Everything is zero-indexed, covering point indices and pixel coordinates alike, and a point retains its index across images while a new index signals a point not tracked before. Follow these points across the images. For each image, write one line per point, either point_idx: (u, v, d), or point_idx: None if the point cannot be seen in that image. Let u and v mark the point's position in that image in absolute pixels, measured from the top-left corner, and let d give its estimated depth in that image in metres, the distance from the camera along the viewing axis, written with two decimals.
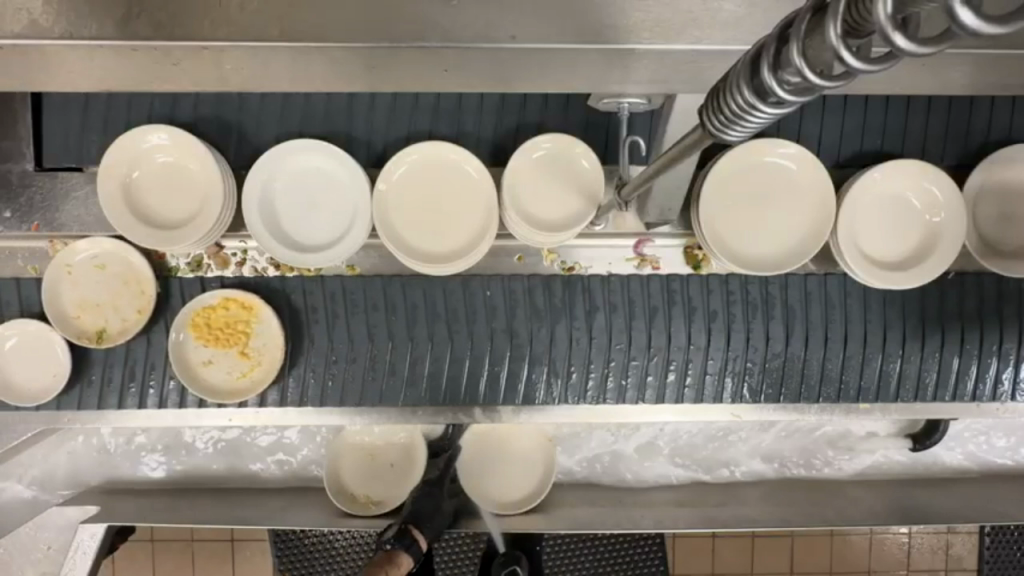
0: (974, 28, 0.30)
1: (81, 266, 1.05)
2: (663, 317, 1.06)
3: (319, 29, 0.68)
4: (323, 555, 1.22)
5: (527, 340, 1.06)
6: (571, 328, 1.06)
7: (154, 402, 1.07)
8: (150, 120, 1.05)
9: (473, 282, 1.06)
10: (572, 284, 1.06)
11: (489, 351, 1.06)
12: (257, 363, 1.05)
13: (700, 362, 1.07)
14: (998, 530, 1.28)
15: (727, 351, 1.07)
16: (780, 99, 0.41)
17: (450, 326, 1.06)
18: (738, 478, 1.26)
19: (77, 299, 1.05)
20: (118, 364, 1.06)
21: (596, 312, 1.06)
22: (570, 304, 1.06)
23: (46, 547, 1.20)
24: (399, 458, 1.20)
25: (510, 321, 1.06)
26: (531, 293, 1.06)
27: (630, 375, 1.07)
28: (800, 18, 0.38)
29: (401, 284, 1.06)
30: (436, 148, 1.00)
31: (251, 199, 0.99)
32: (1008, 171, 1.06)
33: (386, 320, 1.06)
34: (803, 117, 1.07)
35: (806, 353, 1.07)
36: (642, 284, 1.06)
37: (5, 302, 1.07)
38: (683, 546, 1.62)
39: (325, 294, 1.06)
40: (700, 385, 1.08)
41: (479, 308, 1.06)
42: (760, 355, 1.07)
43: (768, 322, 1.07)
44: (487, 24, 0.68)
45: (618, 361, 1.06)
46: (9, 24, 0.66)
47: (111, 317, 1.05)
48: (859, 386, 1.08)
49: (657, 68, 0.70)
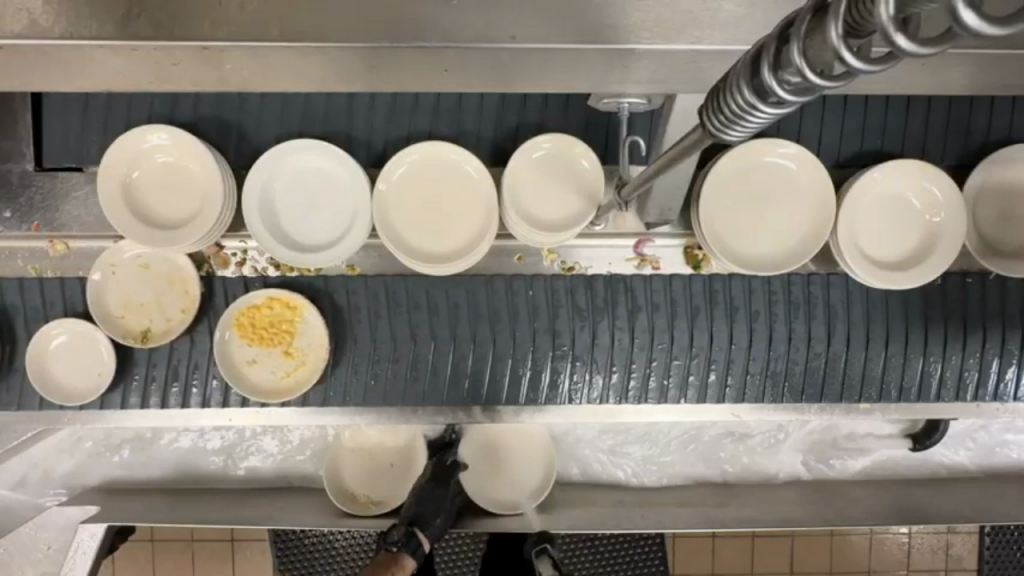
0: (976, 28, 0.30)
1: (127, 266, 1.06)
2: (705, 318, 1.06)
3: (319, 29, 0.67)
4: (322, 555, 1.22)
5: (569, 339, 1.06)
6: (613, 328, 1.06)
7: (197, 402, 1.07)
8: (150, 119, 1.05)
9: (516, 282, 1.06)
10: (614, 283, 1.06)
11: (532, 351, 1.06)
12: (304, 363, 1.04)
13: (742, 362, 1.07)
14: (998, 530, 1.28)
15: (770, 351, 1.07)
16: (780, 99, 0.41)
17: (492, 325, 1.06)
18: (741, 479, 1.26)
19: (122, 299, 1.06)
20: (163, 362, 1.06)
21: (638, 312, 1.06)
22: (612, 303, 1.06)
23: (46, 547, 1.20)
24: (398, 457, 1.20)
25: (553, 320, 1.06)
26: (574, 293, 1.06)
27: (672, 375, 1.07)
28: (801, 18, 0.38)
29: (445, 285, 1.06)
30: (436, 149, 1.00)
31: (251, 199, 0.99)
32: (1008, 171, 1.06)
33: (428, 320, 1.06)
34: (803, 117, 1.07)
35: (849, 353, 1.08)
36: (685, 284, 1.06)
37: (47, 302, 1.06)
38: (683, 546, 1.62)
39: (368, 294, 1.06)
40: (744, 385, 1.08)
41: (522, 308, 1.06)
42: (803, 355, 1.07)
43: (811, 322, 1.07)
44: (487, 25, 0.68)
45: (660, 361, 1.07)
46: (9, 24, 0.66)
47: (156, 317, 1.06)
48: (900, 385, 1.09)
49: (657, 68, 0.70)
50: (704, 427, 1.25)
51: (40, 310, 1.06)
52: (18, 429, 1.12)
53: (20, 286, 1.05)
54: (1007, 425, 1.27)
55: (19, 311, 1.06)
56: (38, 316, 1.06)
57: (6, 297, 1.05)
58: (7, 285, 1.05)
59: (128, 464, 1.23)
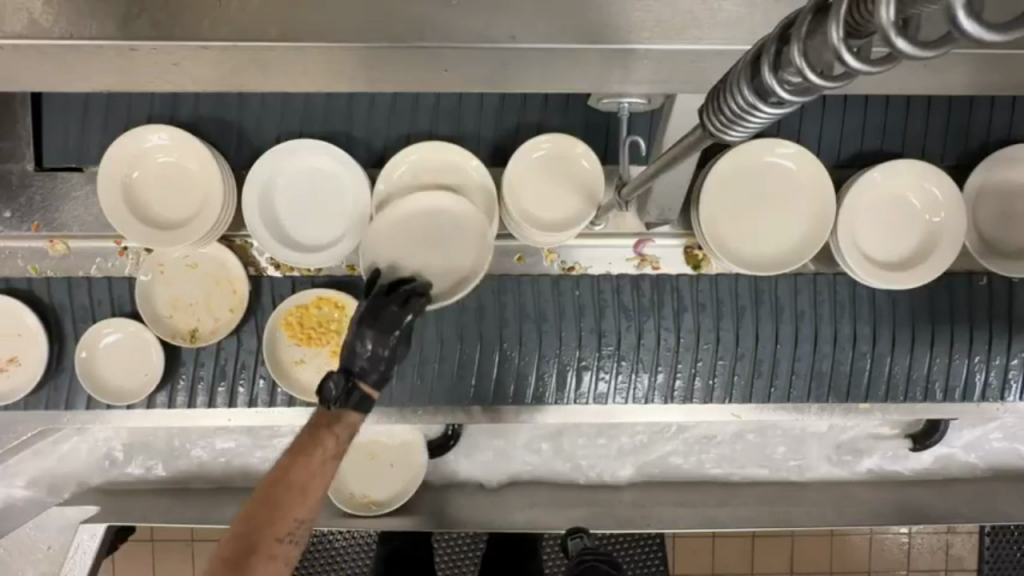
0: (974, 35, 0.30)
1: (174, 266, 1.06)
2: (751, 317, 1.08)
3: (319, 28, 0.67)
4: (318, 556, 1.19)
5: (615, 339, 1.07)
6: (660, 328, 1.07)
7: (244, 401, 1.09)
8: (150, 119, 1.05)
9: (563, 281, 1.07)
10: (661, 284, 1.08)
11: (579, 351, 1.07)
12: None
13: (787, 363, 1.08)
14: (998, 530, 1.28)
15: (815, 351, 1.08)
16: (781, 99, 0.41)
17: (539, 325, 1.07)
18: (742, 478, 1.26)
19: (171, 299, 1.06)
20: (210, 363, 1.08)
21: (684, 312, 1.08)
22: (658, 304, 1.08)
23: (46, 547, 1.19)
24: (398, 456, 1.19)
25: (599, 320, 1.07)
26: (620, 293, 1.08)
27: (718, 375, 1.09)
28: (802, 19, 0.38)
29: (495, 285, 1.07)
30: (435, 148, 1.00)
31: (250, 199, 0.98)
32: (1009, 171, 1.06)
33: (476, 320, 1.07)
34: (803, 117, 1.07)
35: (893, 357, 1.09)
36: (730, 283, 1.07)
37: (94, 302, 1.07)
38: (684, 546, 1.62)
39: None
40: (791, 385, 1.09)
41: (570, 308, 1.07)
42: (848, 356, 1.09)
43: (856, 322, 1.08)
44: (487, 25, 0.68)
45: (705, 361, 1.08)
46: (11, 24, 0.66)
47: (204, 317, 1.06)
48: (945, 385, 1.10)
49: (657, 69, 0.70)
50: (707, 427, 1.25)
51: (87, 310, 1.07)
52: (18, 428, 1.11)
53: (69, 285, 1.07)
54: (1008, 427, 1.27)
55: (67, 311, 1.07)
56: (86, 316, 1.07)
57: (54, 297, 1.07)
58: (55, 284, 1.06)
59: (132, 464, 1.23)
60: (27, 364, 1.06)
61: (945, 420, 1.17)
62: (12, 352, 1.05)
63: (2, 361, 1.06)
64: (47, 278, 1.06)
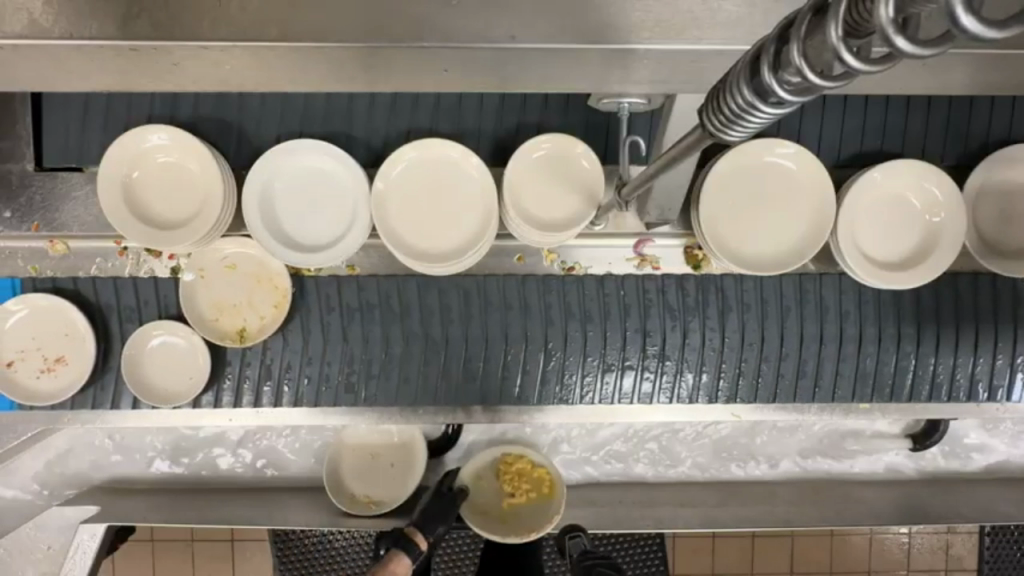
0: (973, 31, 0.30)
1: (214, 270, 1.07)
2: (796, 317, 1.08)
3: (319, 28, 0.67)
4: (321, 556, 1.21)
5: (660, 339, 1.07)
6: (705, 328, 1.07)
7: (289, 400, 1.08)
8: (150, 119, 1.05)
9: (608, 281, 1.07)
10: (706, 284, 1.07)
11: (623, 351, 1.07)
12: (513, 505, 1.17)
13: (832, 363, 1.08)
14: (998, 530, 1.28)
15: (860, 351, 1.08)
16: (780, 99, 0.41)
17: (584, 326, 1.07)
18: (743, 478, 1.26)
19: (214, 302, 1.07)
20: (257, 362, 1.08)
21: (730, 313, 1.07)
22: (703, 303, 1.07)
23: (46, 547, 1.19)
24: (399, 457, 1.20)
25: (644, 321, 1.07)
26: (665, 293, 1.07)
27: (763, 375, 1.08)
28: (801, 19, 0.38)
29: (540, 284, 1.07)
30: (432, 147, 1.00)
31: (250, 198, 0.98)
32: (1010, 171, 1.06)
33: (522, 321, 1.07)
34: (803, 116, 1.07)
35: (937, 358, 1.09)
36: (775, 284, 1.07)
37: (141, 302, 1.07)
38: (684, 546, 1.62)
39: (459, 294, 1.06)
40: (836, 385, 1.09)
41: (615, 308, 1.07)
42: (893, 355, 1.09)
43: (900, 322, 1.08)
44: (487, 25, 0.68)
45: (750, 361, 1.08)
46: (10, 24, 0.66)
47: (249, 316, 1.06)
48: (989, 385, 1.10)
49: (657, 68, 0.70)
50: (708, 427, 1.25)
51: (135, 310, 1.07)
52: (18, 428, 1.12)
53: (115, 286, 1.06)
54: (1009, 429, 1.27)
55: (114, 311, 1.07)
56: (134, 317, 1.07)
57: (101, 297, 1.06)
58: (101, 284, 1.06)
59: (133, 463, 1.23)
60: (76, 363, 1.05)
61: (945, 420, 1.17)
62: (60, 352, 1.05)
63: (50, 361, 1.06)
64: (94, 279, 1.06)
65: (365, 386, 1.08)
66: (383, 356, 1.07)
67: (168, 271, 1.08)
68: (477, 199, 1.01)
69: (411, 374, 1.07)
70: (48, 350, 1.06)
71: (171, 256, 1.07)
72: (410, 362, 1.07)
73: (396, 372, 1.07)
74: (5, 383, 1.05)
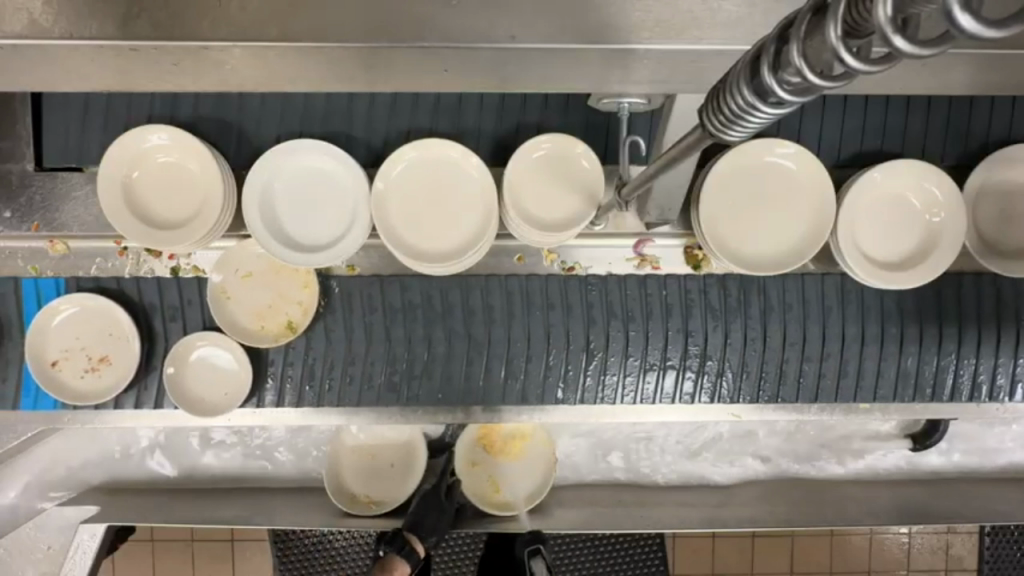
0: (972, 31, 0.30)
1: (233, 284, 1.07)
2: (838, 317, 1.08)
3: (318, 28, 0.67)
4: (321, 556, 1.21)
5: (701, 339, 1.07)
6: (746, 328, 1.07)
7: (332, 400, 1.08)
8: (150, 119, 1.05)
9: (650, 282, 1.07)
10: (748, 283, 1.07)
11: (665, 351, 1.07)
12: (518, 485, 1.20)
13: (874, 364, 1.09)
14: (998, 530, 1.28)
15: (901, 352, 1.09)
16: (780, 99, 0.41)
17: (627, 326, 1.07)
18: (743, 478, 1.26)
19: (250, 313, 1.07)
20: (299, 362, 1.07)
21: (771, 312, 1.07)
22: (745, 303, 1.07)
23: (46, 547, 1.18)
24: (399, 458, 1.20)
25: (686, 321, 1.07)
26: (706, 293, 1.07)
27: (805, 375, 1.08)
28: (801, 19, 0.38)
29: (582, 283, 1.07)
30: (431, 147, 1.00)
31: (250, 198, 0.98)
32: (1010, 171, 1.06)
33: (565, 320, 1.07)
34: (803, 116, 1.07)
35: (979, 359, 1.09)
36: (817, 282, 1.08)
37: (185, 301, 1.07)
38: (684, 547, 1.62)
39: (503, 293, 1.07)
40: (878, 385, 1.09)
41: (657, 308, 1.07)
42: (935, 356, 1.09)
43: (941, 322, 1.09)
44: (487, 25, 0.68)
45: (792, 361, 1.08)
46: (10, 24, 0.66)
47: (290, 308, 1.07)
48: None
49: (657, 68, 0.70)
50: (711, 427, 1.25)
51: (179, 309, 1.07)
52: (17, 428, 1.11)
53: (158, 286, 1.07)
54: (1008, 429, 1.27)
55: (157, 310, 1.07)
56: (178, 316, 1.07)
57: (145, 297, 1.06)
58: (146, 284, 1.06)
59: (133, 463, 1.23)
60: (120, 363, 1.05)
61: (946, 420, 1.17)
62: (104, 352, 1.05)
63: (95, 361, 1.06)
64: (138, 279, 1.06)
65: (408, 386, 1.07)
66: (426, 356, 1.07)
67: (168, 271, 1.08)
68: (476, 199, 1.01)
69: (455, 375, 1.07)
70: (92, 350, 1.06)
71: (171, 256, 1.07)
72: (453, 362, 1.07)
73: (438, 372, 1.07)
74: (51, 383, 1.04)
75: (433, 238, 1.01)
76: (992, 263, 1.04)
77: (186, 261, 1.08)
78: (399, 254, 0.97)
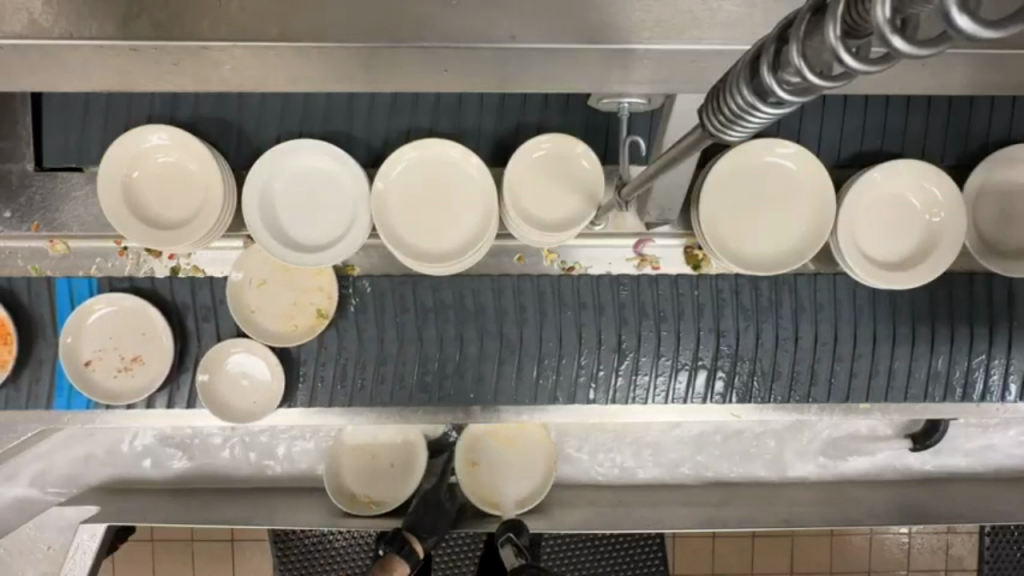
0: (969, 31, 0.30)
1: (252, 296, 1.06)
2: (869, 316, 1.08)
3: (319, 29, 0.67)
4: (323, 556, 1.21)
5: (733, 339, 1.07)
6: (778, 328, 1.07)
7: (363, 399, 1.08)
8: (150, 119, 1.05)
9: (681, 282, 1.07)
10: (780, 284, 1.07)
11: (696, 350, 1.07)
12: (518, 484, 1.20)
13: (905, 364, 1.09)
14: (998, 530, 1.28)
15: (932, 352, 1.09)
16: (779, 99, 0.41)
17: (659, 326, 1.06)
18: (744, 478, 1.26)
19: (278, 317, 1.06)
20: (331, 363, 1.07)
21: (804, 312, 1.07)
22: (777, 303, 1.07)
23: (46, 547, 1.18)
24: (399, 458, 1.20)
25: (717, 320, 1.07)
26: (738, 293, 1.07)
27: (837, 375, 1.08)
28: (800, 18, 0.38)
29: (613, 284, 1.06)
30: (431, 147, 1.00)
31: (249, 198, 0.98)
32: (1010, 171, 1.06)
33: (597, 320, 1.06)
34: (803, 116, 1.07)
35: (1009, 358, 1.09)
36: (848, 283, 1.08)
37: (218, 302, 1.07)
38: (684, 547, 1.62)
39: (535, 292, 1.07)
40: (908, 385, 1.09)
41: (688, 307, 1.07)
42: (967, 355, 1.09)
43: (972, 322, 1.09)
44: (488, 25, 0.68)
45: (824, 361, 1.08)
46: (10, 24, 0.66)
47: (313, 299, 1.06)
48: None
49: (657, 68, 0.70)
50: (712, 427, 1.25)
51: (211, 310, 1.07)
52: (18, 429, 1.11)
53: (191, 286, 1.06)
54: (1009, 430, 1.27)
55: (190, 311, 1.07)
56: (210, 316, 1.07)
57: (177, 296, 1.06)
58: (177, 284, 1.06)
59: (134, 462, 1.23)
60: (153, 363, 1.05)
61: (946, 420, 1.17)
62: (137, 351, 1.05)
63: (127, 361, 1.05)
64: (170, 279, 1.06)
65: (440, 386, 1.07)
66: (457, 357, 1.07)
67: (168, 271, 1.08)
68: (475, 198, 1.01)
69: (486, 375, 1.07)
70: (125, 350, 1.05)
71: (171, 256, 1.08)
72: (484, 362, 1.07)
73: (470, 372, 1.07)
74: (83, 382, 1.04)
75: (432, 238, 1.01)
76: (993, 263, 1.04)
77: (186, 261, 1.08)
78: (398, 253, 0.97)
